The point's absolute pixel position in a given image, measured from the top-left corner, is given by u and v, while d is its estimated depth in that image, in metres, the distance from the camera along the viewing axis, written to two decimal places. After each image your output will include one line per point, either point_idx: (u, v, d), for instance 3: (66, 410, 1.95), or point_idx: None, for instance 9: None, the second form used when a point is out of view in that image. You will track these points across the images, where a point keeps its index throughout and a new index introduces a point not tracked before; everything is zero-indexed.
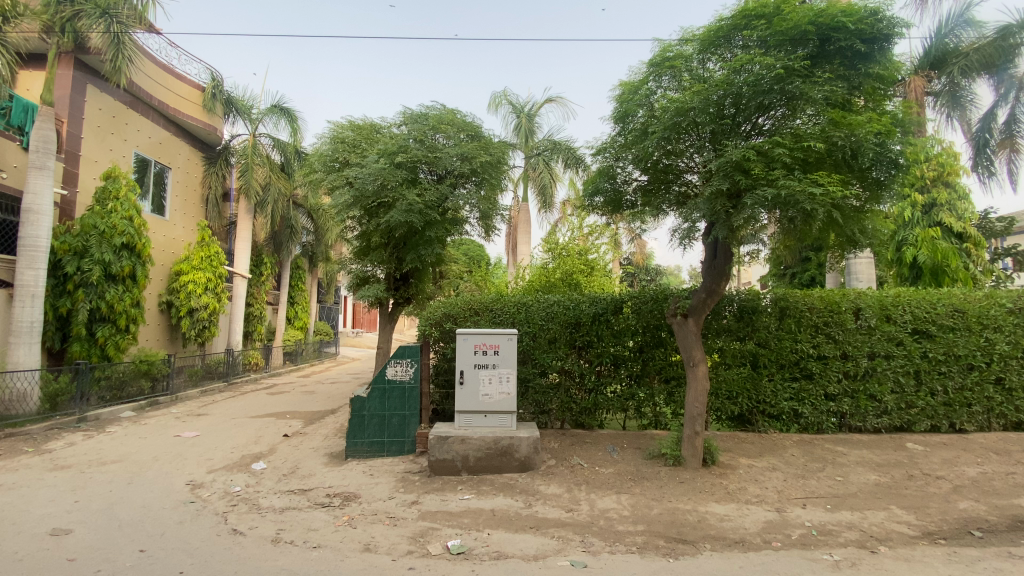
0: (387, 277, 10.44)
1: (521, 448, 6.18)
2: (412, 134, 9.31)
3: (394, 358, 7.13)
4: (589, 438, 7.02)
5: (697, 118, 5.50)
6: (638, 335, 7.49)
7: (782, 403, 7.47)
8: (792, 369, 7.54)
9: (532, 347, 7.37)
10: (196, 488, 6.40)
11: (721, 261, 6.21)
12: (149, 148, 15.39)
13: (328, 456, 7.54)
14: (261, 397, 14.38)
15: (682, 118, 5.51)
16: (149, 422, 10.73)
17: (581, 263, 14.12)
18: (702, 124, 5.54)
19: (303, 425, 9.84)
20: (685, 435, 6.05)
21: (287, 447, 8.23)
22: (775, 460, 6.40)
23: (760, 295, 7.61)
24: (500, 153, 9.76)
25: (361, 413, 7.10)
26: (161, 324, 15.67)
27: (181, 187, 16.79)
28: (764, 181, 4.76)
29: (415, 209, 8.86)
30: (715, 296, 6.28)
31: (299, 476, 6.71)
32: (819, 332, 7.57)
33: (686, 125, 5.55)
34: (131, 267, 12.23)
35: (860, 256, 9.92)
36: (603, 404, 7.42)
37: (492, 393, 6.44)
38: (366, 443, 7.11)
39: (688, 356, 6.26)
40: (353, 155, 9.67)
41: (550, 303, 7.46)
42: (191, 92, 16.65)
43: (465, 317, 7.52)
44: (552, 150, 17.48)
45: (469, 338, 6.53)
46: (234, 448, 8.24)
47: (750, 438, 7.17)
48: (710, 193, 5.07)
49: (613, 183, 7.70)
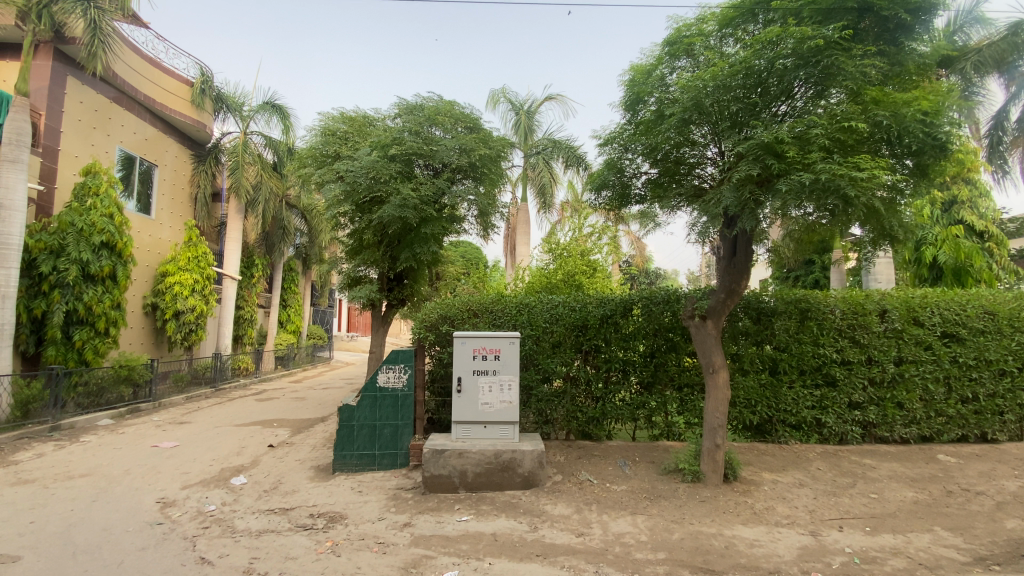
0: (380, 277, 9.88)
1: (524, 463, 5.64)
2: (407, 125, 8.77)
3: (386, 363, 6.59)
4: (597, 451, 6.49)
5: (721, 99, 4.98)
6: (648, 339, 6.98)
7: (804, 411, 6.94)
8: (814, 375, 7.02)
9: (536, 352, 6.79)
10: (166, 507, 5.82)
11: (740, 258, 5.74)
12: (135, 145, 14.81)
13: (314, 469, 6.98)
14: (249, 403, 13.78)
15: (703, 100, 4.99)
16: (127, 431, 10.12)
17: (583, 264, 13.62)
18: (725, 106, 5.02)
19: (290, 435, 9.27)
20: (704, 448, 5.53)
21: (271, 460, 7.66)
22: (800, 476, 5.89)
23: (779, 296, 7.11)
24: (501, 146, 9.24)
25: (350, 423, 6.55)
26: (146, 328, 15.06)
27: (168, 186, 16.20)
28: (802, 165, 4.22)
29: (410, 204, 8.29)
30: (735, 296, 5.78)
31: (282, 492, 6.15)
32: (843, 335, 7.06)
33: (707, 107, 5.04)
34: (111, 267, 11.65)
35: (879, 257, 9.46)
36: (612, 413, 6.87)
37: (492, 402, 5.91)
38: (355, 456, 6.56)
39: (707, 361, 5.71)
40: (344, 148, 9.13)
41: (554, 304, 6.91)
42: (180, 87, 16.15)
43: (464, 320, 6.95)
44: (553, 149, 16.99)
45: (468, 342, 5.99)
46: (213, 460, 7.67)
47: (771, 450, 6.65)
48: (737, 181, 4.53)
49: (621, 176, 7.17)
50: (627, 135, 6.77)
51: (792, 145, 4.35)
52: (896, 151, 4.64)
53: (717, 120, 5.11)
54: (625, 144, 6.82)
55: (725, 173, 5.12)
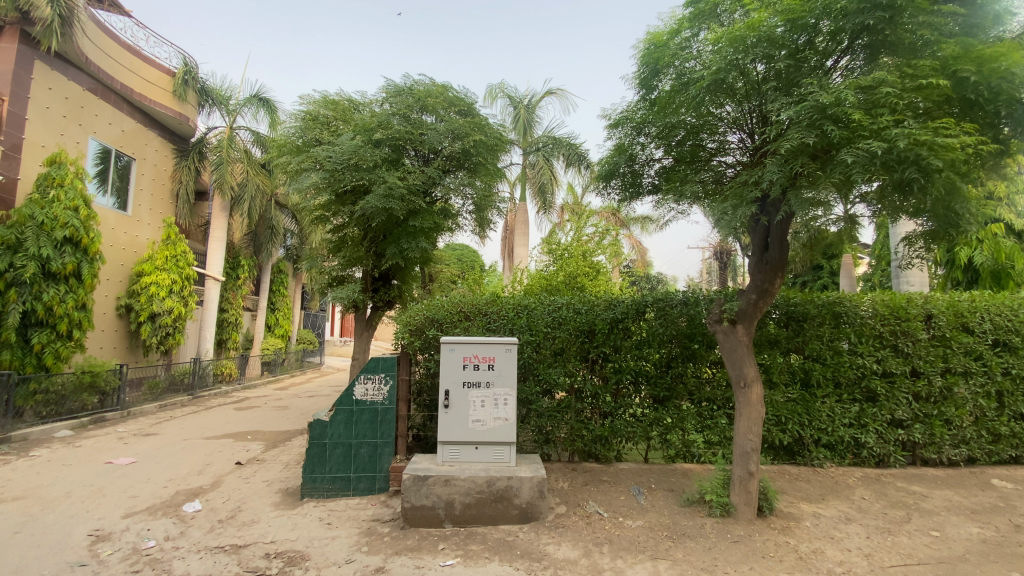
0: (364, 276, 9.01)
1: (521, 493, 4.78)
2: (394, 109, 7.93)
3: (364, 373, 5.74)
4: (607, 475, 5.63)
5: (757, 63, 4.26)
6: (664, 346, 6.14)
7: (841, 430, 6.08)
8: (852, 390, 6.18)
9: (536, 361, 5.92)
10: (98, 542, 4.94)
11: (774, 253, 4.92)
12: (113, 138, 14.00)
13: (281, 494, 6.09)
14: (227, 412, 12.89)
15: (740, 62, 4.23)
16: (85, 444, 9.20)
17: (586, 266, 12.91)
18: (766, 70, 4.27)
19: (263, 450, 8.39)
20: (735, 477, 4.67)
21: (235, 481, 6.78)
22: (846, 510, 5.03)
23: (812, 299, 6.26)
24: (497, 134, 8.40)
25: (321, 442, 5.68)
26: (120, 331, 14.16)
27: (149, 182, 15.37)
28: (872, 128, 3.39)
29: (396, 194, 7.46)
30: (769, 297, 4.95)
31: (238, 523, 5.26)
32: (884, 343, 6.22)
33: (741, 72, 4.31)
34: (75, 265, 10.76)
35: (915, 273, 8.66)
36: (622, 431, 6.01)
37: (485, 419, 5.07)
38: (327, 480, 5.69)
39: (737, 373, 4.84)
40: (324, 134, 8.27)
41: (556, 306, 6.06)
42: (161, 78, 15.36)
43: (453, 323, 6.04)
44: (554, 146, 16.22)
45: (457, 349, 5.14)
46: (169, 482, 6.77)
47: (805, 476, 5.80)
48: (787, 152, 3.68)
49: (632, 165, 6.38)
50: (641, 114, 5.98)
51: (857, 105, 3.53)
52: (975, 117, 3.84)
53: (753, 89, 4.36)
54: (639, 124, 6.01)
55: (766, 149, 4.32)
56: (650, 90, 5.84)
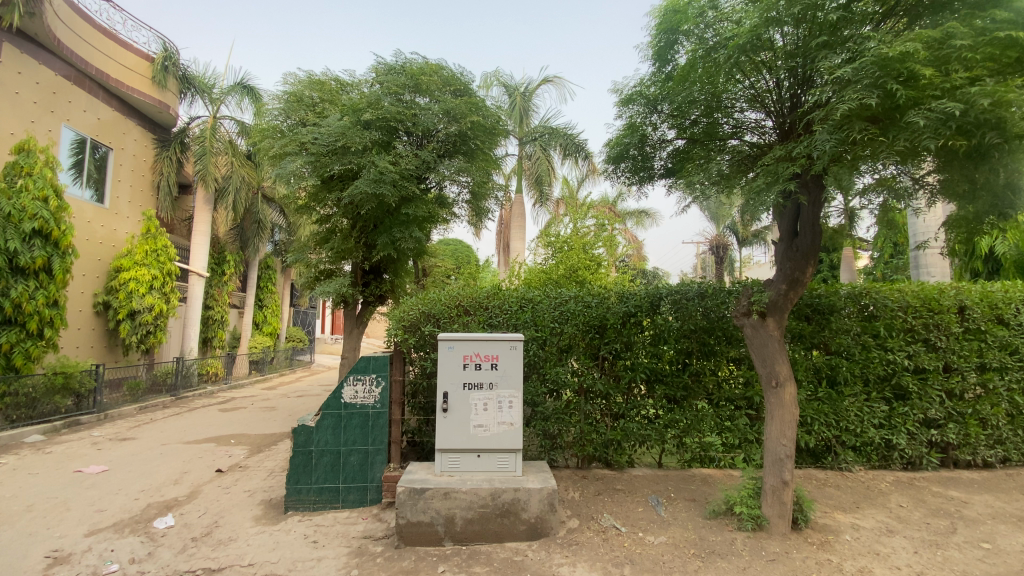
0: (354, 269, 8.47)
1: (529, 507, 4.29)
2: (385, 88, 7.36)
3: (353, 374, 5.22)
4: (621, 483, 5.14)
5: (781, 34, 4.23)
6: (681, 341, 5.64)
7: (870, 431, 5.64)
8: (881, 387, 5.74)
9: (541, 359, 5.41)
10: (54, 566, 4.39)
11: (805, 239, 4.48)
12: (88, 127, 13.31)
13: (263, 507, 5.55)
14: (211, 413, 12.30)
15: (766, 30, 4.17)
16: (56, 450, 8.61)
17: (586, 259, 12.48)
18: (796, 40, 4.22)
19: (246, 455, 7.83)
20: (768, 487, 4.21)
21: (213, 491, 6.22)
22: (886, 521, 4.59)
23: (835, 290, 5.82)
24: (495, 117, 7.88)
25: (307, 449, 5.16)
26: (98, 330, 13.51)
27: (129, 173, 14.69)
28: (943, 87, 3.01)
29: (387, 179, 6.91)
30: (800, 287, 4.49)
31: (213, 542, 4.72)
32: (916, 337, 5.78)
33: (764, 42, 4.26)
34: (45, 259, 10.11)
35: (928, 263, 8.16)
36: (636, 434, 5.53)
37: (488, 424, 4.57)
38: (313, 492, 5.17)
39: (768, 371, 4.36)
40: (310, 115, 7.70)
41: (562, 300, 5.56)
42: (140, 64, 14.60)
43: (451, 318, 5.50)
44: (551, 135, 15.67)
45: (457, 347, 4.63)
46: (141, 493, 6.21)
47: (834, 482, 5.36)
48: (842, 116, 3.21)
49: (643, 146, 6.01)
50: (655, 89, 5.64)
51: (923, 61, 3.11)
52: None
53: (783, 60, 4.33)
54: (652, 100, 5.68)
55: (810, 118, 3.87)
56: (666, 63, 5.55)
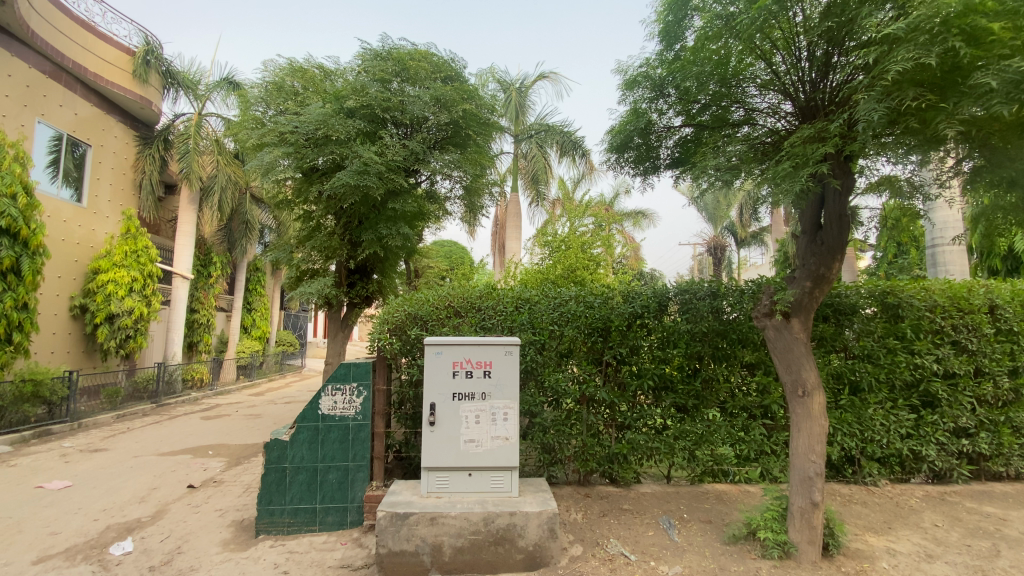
0: (338, 269, 7.99)
1: (527, 533, 3.80)
2: (371, 74, 6.88)
3: (331, 383, 4.73)
4: (628, 503, 4.66)
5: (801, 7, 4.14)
6: (692, 345, 5.17)
7: (896, 443, 5.18)
8: (907, 394, 5.29)
9: (540, 364, 4.93)
10: None
11: (831, 232, 4.07)
12: (66, 123, 12.78)
13: (234, 529, 5.04)
14: (193, 421, 11.75)
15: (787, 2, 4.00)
16: (20, 463, 8.04)
17: (584, 259, 12.07)
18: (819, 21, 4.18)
19: (223, 469, 7.30)
20: (795, 508, 3.75)
21: (181, 510, 5.70)
22: (923, 545, 4.13)
23: (856, 289, 5.38)
24: (489, 106, 7.44)
25: (280, 466, 4.67)
26: (75, 334, 12.92)
27: (110, 172, 14.16)
28: (1015, 44, 2.74)
29: (372, 170, 6.44)
30: (826, 284, 4.08)
31: (173, 572, 4.21)
32: (944, 339, 5.34)
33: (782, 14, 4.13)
34: (13, 259, 9.55)
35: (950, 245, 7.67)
36: (643, 447, 5.07)
37: (480, 439, 4.09)
38: (288, 514, 4.66)
39: (794, 378, 3.90)
40: (290, 104, 7.21)
41: (562, 300, 5.08)
42: (121, 57, 14.08)
43: (440, 321, 5.00)
44: (546, 133, 15.25)
45: (445, 352, 4.15)
46: (102, 514, 5.68)
47: (860, 499, 4.90)
48: (895, 80, 2.89)
49: (648, 134, 5.63)
50: (662, 70, 5.28)
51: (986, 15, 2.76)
52: None
53: (806, 34, 4.22)
54: (659, 82, 5.29)
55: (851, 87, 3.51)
56: (675, 41, 5.18)
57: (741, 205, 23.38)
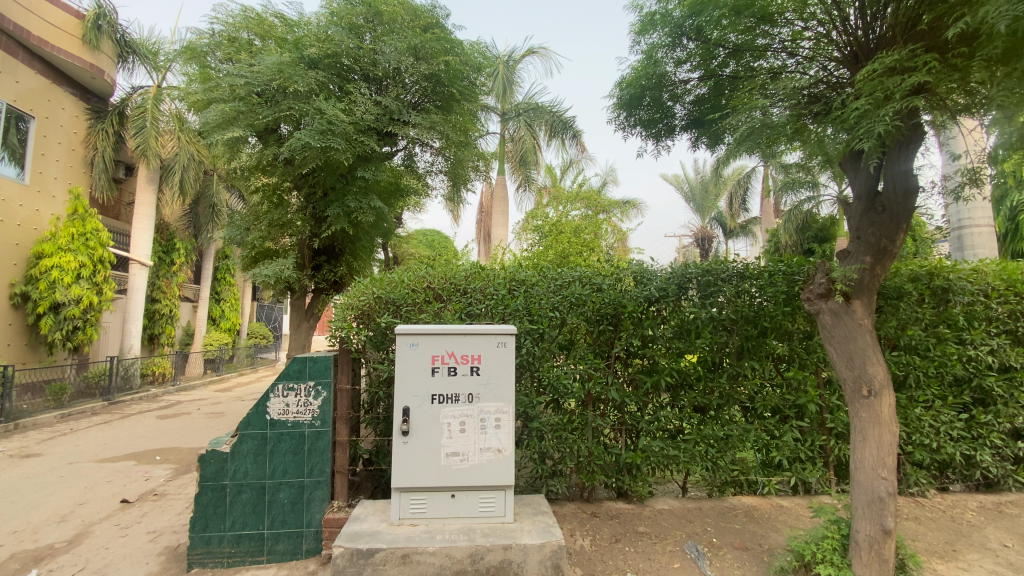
0: (302, 249, 7.06)
1: (526, 571, 3.01)
2: (336, 19, 5.97)
3: (283, 382, 3.84)
4: (644, 524, 3.89)
5: None
6: (715, 336, 4.37)
7: (948, 447, 4.51)
8: (958, 391, 4.61)
9: (539, 357, 4.10)
10: None
11: (895, 196, 3.30)
12: (7, 91, 11.49)
13: (165, 558, 4.13)
14: (148, 421, 10.68)
15: None
16: None
17: (576, 244, 11.39)
18: None
19: (167, 478, 6.34)
20: (860, 536, 3.02)
21: (107, 533, 4.76)
22: (1001, 573, 3.41)
23: (900, 270, 4.65)
24: (473, 64, 6.60)
25: (219, 484, 3.78)
26: (16, 325, 11.73)
27: (58, 148, 12.89)
28: None
29: (337, 128, 5.54)
30: (889, 258, 3.35)
31: None
32: (998, 327, 4.66)
33: None
34: None
35: (977, 219, 6.95)
36: (658, 456, 4.30)
37: (466, 453, 3.26)
38: (229, 543, 3.77)
39: (860, 374, 3.15)
40: (242, 55, 6.27)
41: (564, 282, 4.24)
42: (69, 21, 12.76)
43: (417, 307, 4.13)
44: (535, 112, 14.43)
45: (422, 344, 3.30)
46: (8, 538, 4.71)
47: (911, 515, 4.21)
48: None
49: (663, 86, 4.94)
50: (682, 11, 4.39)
51: None
52: None
53: None
54: (679, 24, 4.44)
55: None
56: None
57: (731, 194, 22.76)
